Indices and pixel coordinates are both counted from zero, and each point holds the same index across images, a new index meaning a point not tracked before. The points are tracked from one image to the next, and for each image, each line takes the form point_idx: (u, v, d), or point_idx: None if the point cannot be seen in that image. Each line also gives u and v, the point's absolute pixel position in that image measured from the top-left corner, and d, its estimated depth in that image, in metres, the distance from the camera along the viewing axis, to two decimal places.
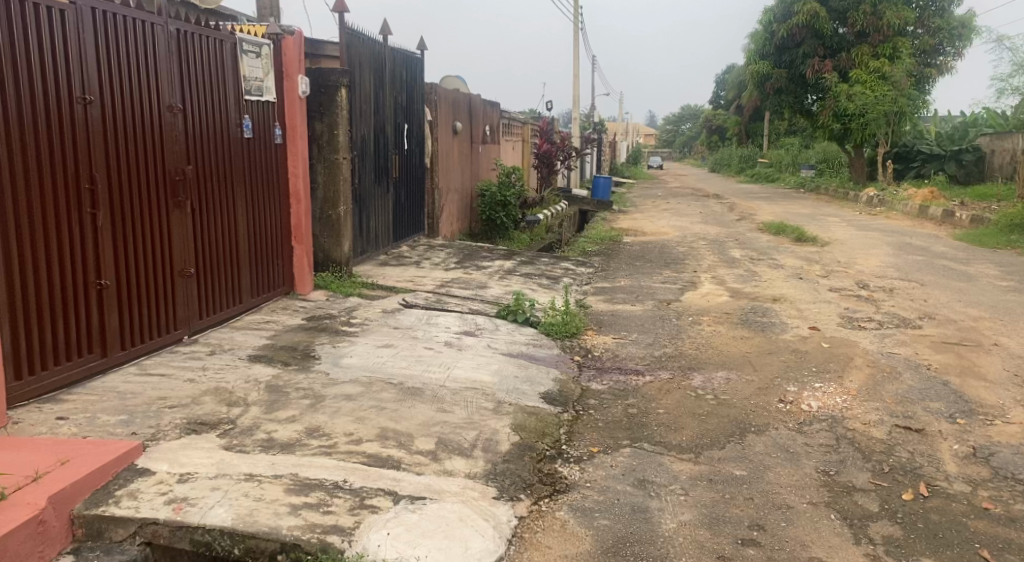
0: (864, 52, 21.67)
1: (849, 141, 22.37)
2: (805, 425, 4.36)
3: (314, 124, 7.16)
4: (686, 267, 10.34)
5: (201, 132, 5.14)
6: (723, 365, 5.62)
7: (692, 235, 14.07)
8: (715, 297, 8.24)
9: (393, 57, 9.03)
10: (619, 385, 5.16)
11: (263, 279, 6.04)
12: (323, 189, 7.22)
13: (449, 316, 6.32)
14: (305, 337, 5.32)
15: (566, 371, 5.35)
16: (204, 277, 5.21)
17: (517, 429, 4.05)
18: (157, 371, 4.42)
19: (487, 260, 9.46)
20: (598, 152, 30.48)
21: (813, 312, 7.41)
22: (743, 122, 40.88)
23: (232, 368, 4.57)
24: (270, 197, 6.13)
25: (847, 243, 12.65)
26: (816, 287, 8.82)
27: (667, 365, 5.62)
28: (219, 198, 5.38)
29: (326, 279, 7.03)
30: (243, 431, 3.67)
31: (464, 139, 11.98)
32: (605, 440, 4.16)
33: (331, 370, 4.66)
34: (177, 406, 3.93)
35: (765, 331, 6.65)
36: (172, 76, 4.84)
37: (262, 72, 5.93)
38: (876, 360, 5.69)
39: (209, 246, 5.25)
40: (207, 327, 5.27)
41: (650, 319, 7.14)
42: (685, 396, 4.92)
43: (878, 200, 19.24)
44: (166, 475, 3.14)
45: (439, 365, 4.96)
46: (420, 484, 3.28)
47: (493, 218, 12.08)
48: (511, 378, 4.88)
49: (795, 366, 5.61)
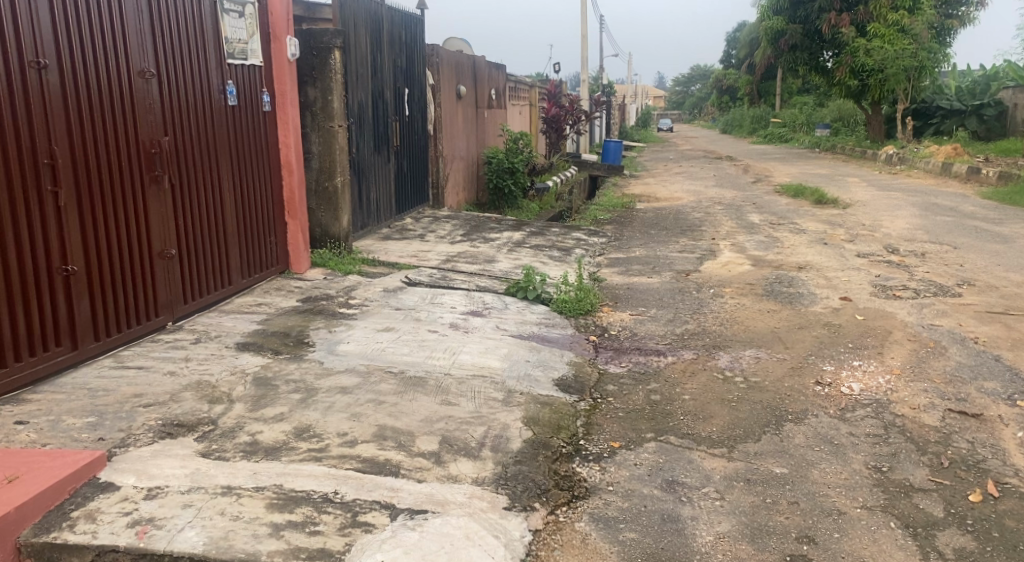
0: (883, 4, 20.76)
1: (867, 98, 21.64)
2: (848, 412, 3.95)
3: (307, 90, 6.70)
4: (704, 234, 9.88)
5: (180, 100, 4.71)
6: (751, 343, 5.19)
7: (707, 200, 13.55)
8: (737, 267, 7.79)
9: (390, 17, 8.52)
10: (640, 367, 4.75)
11: (254, 259, 5.64)
12: (318, 159, 6.78)
13: (455, 294, 5.92)
14: (299, 321, 4.93)
15: (581, 353, 4.93)
16: (189, 258, 4.81)
17: (529, 424, 3.66)
18: (135, 363, 4.02)
19: (495, 231, 9.02)
20: (608, 115, 29.78)
21: (842, 281, 6.96)
22: (754, 81, 39.91)
23: (218, 359, 4.17)
24: (260, 170, 5.71)
25: (870, 205, 12.13)
26: (843, 253, 8.35)
27: (690, 344, 5.20)
28: (204, 172, 4.96)
29: (324, 256, 6.62)
30: (223, 434, 3.28)
31: (469, 104, 11.48)
32: (627, 433, 3.77)
33: (325, 358, 4.26)
34: (153, 403, 3.54)
35: (794, 303, 6.21)
36: (144, 38, 4.40)
37: (246, 33, 5.47)
38: (918, 333, 5.25)
39: (193, 225, 4.85)
40: (193, 311, 4.88)
41: (670, 293, 6.71)
42: (711, 380, 4.51)
43: (898, 158, 18.62)
44: (131, 490, 2.75)
45: (444, 350, 4.57)
46: (421, 495, 2.90)
47: (501, 186, 11.62)
48: (522, 363, 4.49)
49: (830, 342, 5.17)
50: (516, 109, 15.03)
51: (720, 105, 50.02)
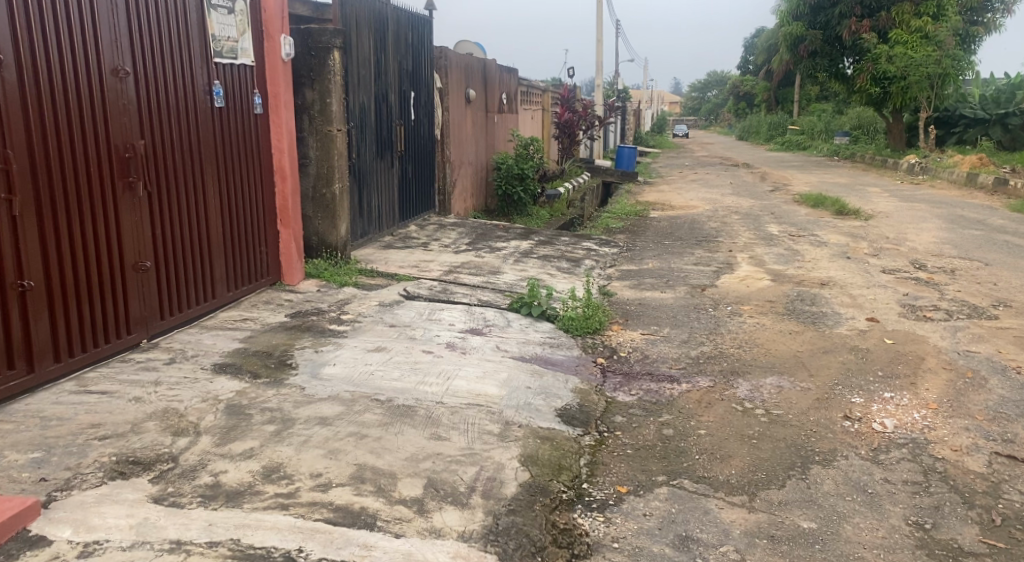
0: (904, 10, 20.20)
1: (888, 105, 21.13)
2: (881, 453, 3.56)
3: (304, 91, 6.38)
4: (721, 246, 9.47)
5: (160, 101, 4.39)
6: (772, 369, 4.80)
7: (723, 209, 13.14)
8: (755, 282, 7.39)
9: (395, 17, 8.18)
10: (651, 396, 4.37)
11: (242, 270, 5.31)
12: (315, 164, 6.45)
13: (455, 309, 5.56)
14: (285, 340, 4.59)
15: (588, 378, 4.56)
16: (167, 270, 4.49)
17: (526, 464, 3.29)
18: (99, 387, 3.69)
19: (502, 240, 8.66)
20: (623, 120, 29.32)
21: (868, 300, 6.55)
22: (772, 87, 39.40)
23: (191, 383, 3.83)
24: (250, 176, 5.39)
25: (893, 216, 11.69)
26: (867, 269, 7.94)
27: (706, 369, 4.81)
28: (186, 180, 4.65)
29: (319, 267, 6.28)
30: (182, 474, 2.93)
31: (479, 107, 11.12)
32: (635, 475, 3.40)
33: (307, 384, 3.92)
34: (110, 435, 3.19)
35: (817, 324, 5.82)
36: (119, 34, 4.07)
37: (237, 31, 5.15)
38: (954, 361, 4.84)
39: (172, 235, 4.53)
40: (171, 327, 4.56)
41: (684, 310, 6.31)
42: (729, 412, 4.12)
43: (920, 167, 18.14)
44: (64, 547, 2.42)
45: (438, 374, 4.20)
46: (397, 554, 2.56)
47: (511, 193, 11.26)
48: (522, 391, 4.12)
49: (858, 370, 4.77)
50: (528, 114, 14.66)
51: (736, 110, 49.46)
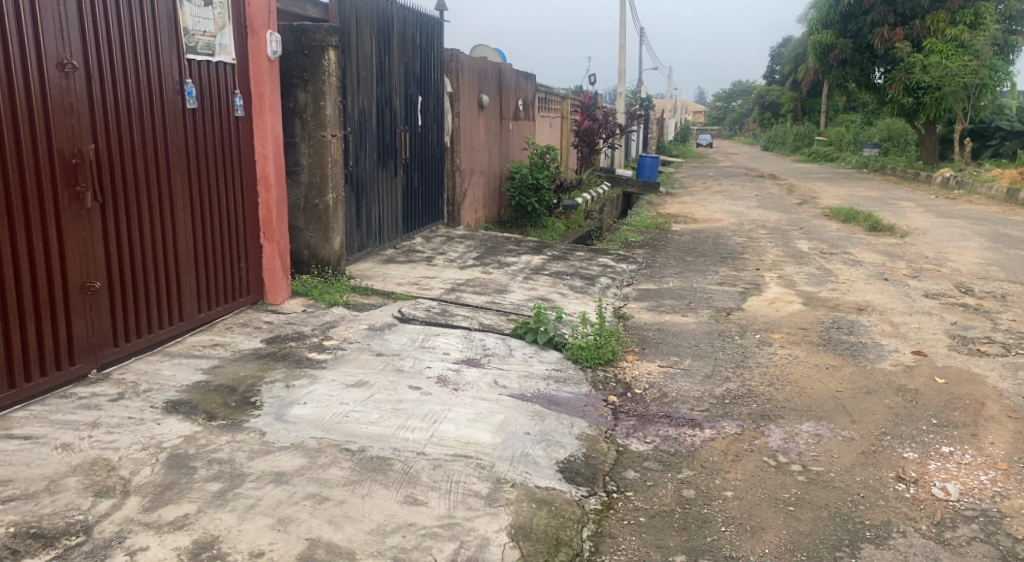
0: (941, 19, 19.62)
1: (922, 116, 20.33)
2: (946, 530, 2.99)
3: (296, 93, 5.87)
4: (747, 264, 8.86)
5: (118, 101, 3.90)
6: (808, 414, 4.19)
7: (749, 222, 12.51)
8: (786, 305, 6.78)
9: (402, 16, 7.67)
10: (670, 445, 3.79)
11: (217, 288, 4.80)
12: (307, 172, 5.94)
13: (453, 335, 5.01)
14: (254, 371, 4.07)
15: (596, 420, 3.98)
16: (123, 290, 3.98)
17: (517, 539, 2.75)
18: (23, 430, 3.16)
19: (512, 255, 8.11)
20: (645, 129, 28.67)
21: (911, 329, 5.92)
22: (798, 98, 38.63)
23: (134, 426, 3.29)
24: (228, 185, 4.89)
25: (930, 234, 11.01)
26: (908, 292, 7.29)
27: (733, 413, 4.21)
28: (149, 190, 4.15)
29: (307, 284, 5.74)
30: (90, 553, 2.44)
31: (492, 114, 10.59)
32: (648, 553, 2.86)
33: (269, 428, 3.38)
34: (18, 497, 2.68)
35: (856, 357, 5.21)
36: (66, 23, 3.59)
37: (215, 25, 4.65)
38: (1019, 407, 4.22)
39: (132, 252, 4.03)
40: (128, 355, 4.06)
41: (707, 337, 5.71)
42: (760, 468, 3.53)
43: (955, 181, 17.35)
44: None
45: (423, 417, 3.64)
46: None
47: (524, 204, 10.71)
48: (520, 438, 3.56)
49: (907, 417, 4.14)
50: (546, 122, 14.10)
51: (762, 122, 48.69)
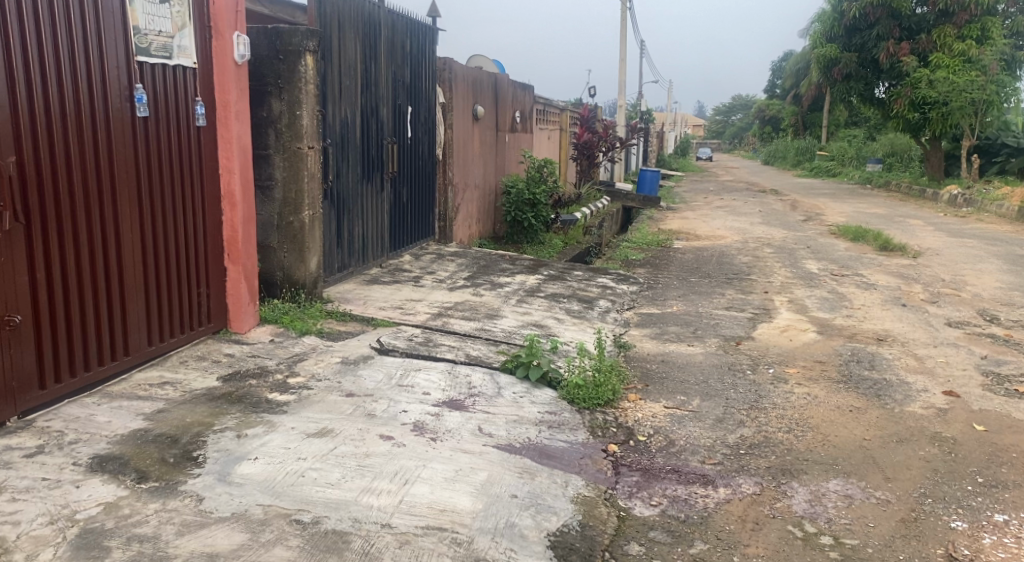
0: (948, 33, 19.22)
1: (927, 132, 19.90)
2: None
3: (270, 102, 5.38)
4: (755, 286, 8.37)
5: (48, 109, 3.41)
6: (834, 469, 3.68)
7: (754, 240, 12.02)
8: (799, 334, 6.28)
9: (390, 22, 7.21)
10: (679, 508, 3.28)
11: (172, 317, 4.30)
12: (281, 186, 5.44)
13: (436, 370, 4.50)
14: (204, 415, 3.56)
15: (594, 477, 3.47)
16: (55, 323, 3.48)
17: None
18: None
19: (506, 274, 7.61)
20: (645, 142, 28.22)
21: (938, 363, 5.41)
22: (800, 112, 38.25)
23: (46, 489, 2.78)
24: (187, 203, 4.39)
25: (944, 255, 10.51)
26: (929, 320, 6.79)
27: (749, 466, 3.70)
28: (89, 208, 3.65)
29: (278, 309, 5.24)
30: None
31: (488, 125, 10.13)
32: None
33: (209, 493, 2.87)
34: None
35: (882, 397, 4.71)
36: None
37: (173, 24, 4.17)
38: None
39: (67, 280, 3.53)
40: (62, 397, 3.56)
41: (716, 371, 5.20)
42: (785, 540, 3.04)
43: (963, 199, 16.89)
44: None
45: (393, 476, 3.12)
46: None
47: (520, 219, 10.23)
48: (506, 502, 3.05)
49: (948, 473, 3.64)
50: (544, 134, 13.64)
51: (762, 136, 48.35)
